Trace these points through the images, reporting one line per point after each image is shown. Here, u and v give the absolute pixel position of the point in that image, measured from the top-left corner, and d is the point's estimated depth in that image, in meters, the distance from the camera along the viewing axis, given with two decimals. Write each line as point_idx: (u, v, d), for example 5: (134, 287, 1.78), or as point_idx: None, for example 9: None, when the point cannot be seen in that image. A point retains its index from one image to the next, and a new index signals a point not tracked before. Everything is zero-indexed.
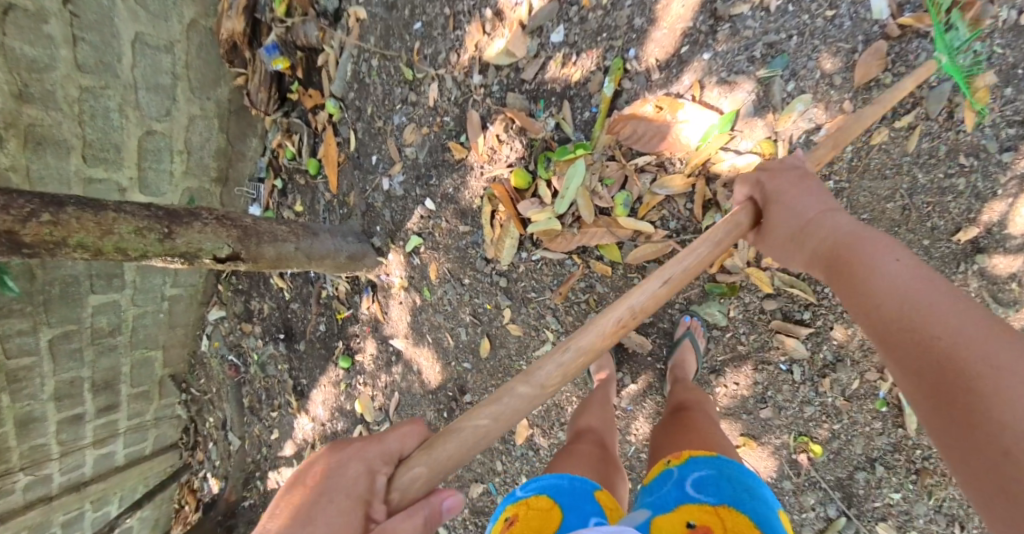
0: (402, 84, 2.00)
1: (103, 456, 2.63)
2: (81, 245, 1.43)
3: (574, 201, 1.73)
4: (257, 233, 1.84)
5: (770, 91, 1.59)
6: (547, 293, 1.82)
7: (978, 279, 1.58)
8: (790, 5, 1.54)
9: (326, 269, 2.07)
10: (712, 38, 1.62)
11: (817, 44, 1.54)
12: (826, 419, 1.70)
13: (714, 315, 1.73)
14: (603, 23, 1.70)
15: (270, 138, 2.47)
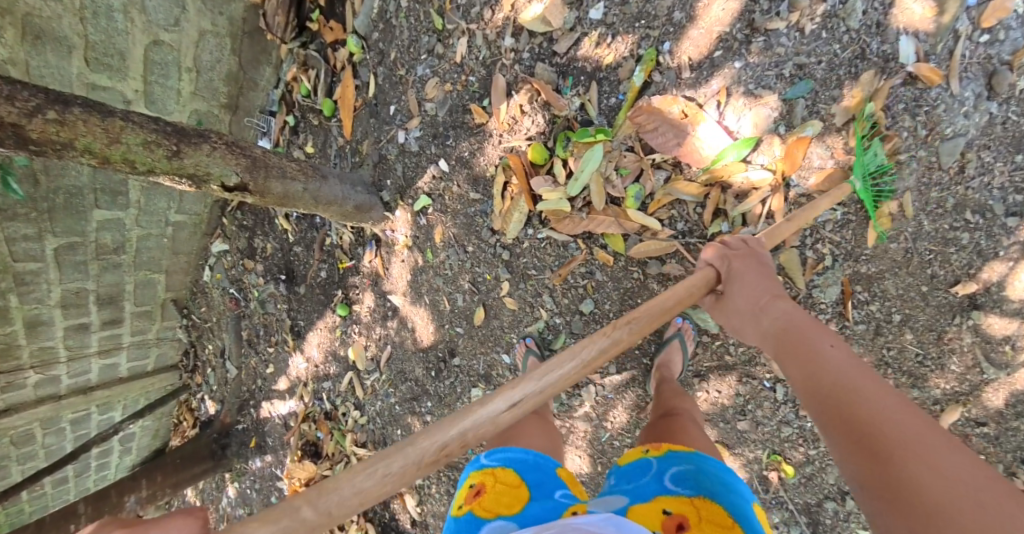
0: (430, 33, 1.93)
1: (107, 366, 2.77)
2: (89, 150, 1.44)
3: (587, 185, 1.72)
4: (265, 166, 1.82)
5: (793, 110, 1.64)
6: (547, 273, 1.82)
7: (972, 335, 1.67)
8: (824, 31, 1.58)
9: (332, 216, 2.07)
10: (746, 48, 1.65)
11: (842, 76, 1.60)
12: (802, 443, 1.73)
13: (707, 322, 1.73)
14: (643, 9, 1.67)
15: (284, 69, 2.43)
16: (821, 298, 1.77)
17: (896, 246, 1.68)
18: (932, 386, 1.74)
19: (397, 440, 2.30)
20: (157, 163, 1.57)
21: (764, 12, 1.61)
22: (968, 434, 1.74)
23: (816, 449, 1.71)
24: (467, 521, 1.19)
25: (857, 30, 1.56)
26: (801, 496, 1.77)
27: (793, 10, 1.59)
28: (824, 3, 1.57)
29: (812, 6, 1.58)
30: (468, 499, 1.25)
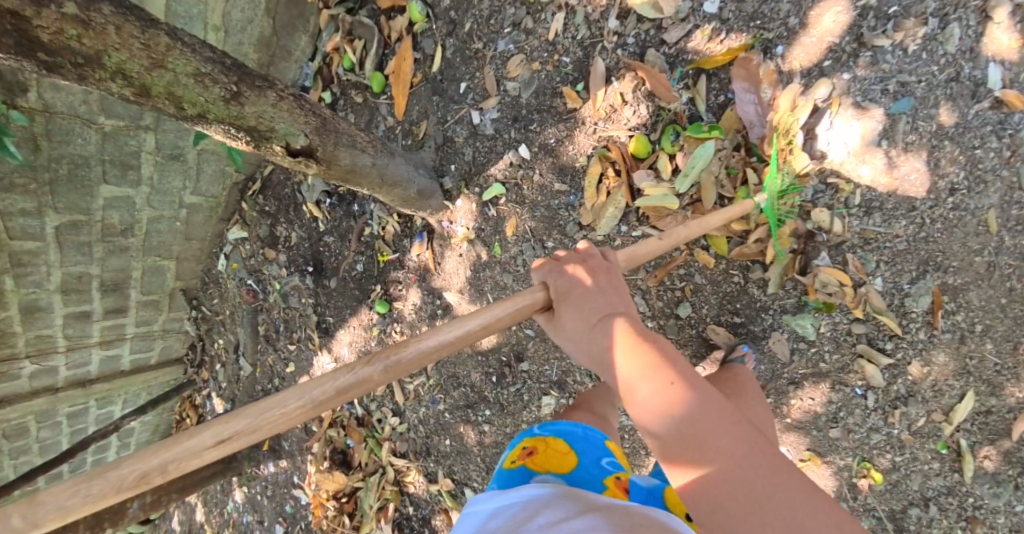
0: (517, 4, 1.81)
1: (109, 358, 2.55)
2: (123, 72, 1.11)
3: (696, 182, 1.68)
4: (335, 131, 1.59)
5: (895, 127, 1.57)
6: (641, 274, 1.73)
7: None
8: (924, 52, 1.52)
9: (395, 200, 1.89)
10: (853, 61, 1.59)
11: (939, 96, 1.52)
12: (889, 450, 1.72)
13: (806, 328, 1.72)
14: (759, 10, 1.63)
15: (324, 38, 2.21)
16: (909, 304, 1.64)
17: (981, 257, 1.56)
18: (1008, 396, 1.59)
19: (443, 451, 2.13)
20: (211, 105, 1.30)
21: (870, 28, 1.56)
22: None
23: (902, 455, 1.71)
24: (517, 473, 1.16)
25: (955, 55, 1.50)
26: (887, 504, 1.76)
27: (899, 30, 1.54)
28: (925, 25, 1.51)
29: (916, 27, 1.52)
30: (520, 457, 1.24)
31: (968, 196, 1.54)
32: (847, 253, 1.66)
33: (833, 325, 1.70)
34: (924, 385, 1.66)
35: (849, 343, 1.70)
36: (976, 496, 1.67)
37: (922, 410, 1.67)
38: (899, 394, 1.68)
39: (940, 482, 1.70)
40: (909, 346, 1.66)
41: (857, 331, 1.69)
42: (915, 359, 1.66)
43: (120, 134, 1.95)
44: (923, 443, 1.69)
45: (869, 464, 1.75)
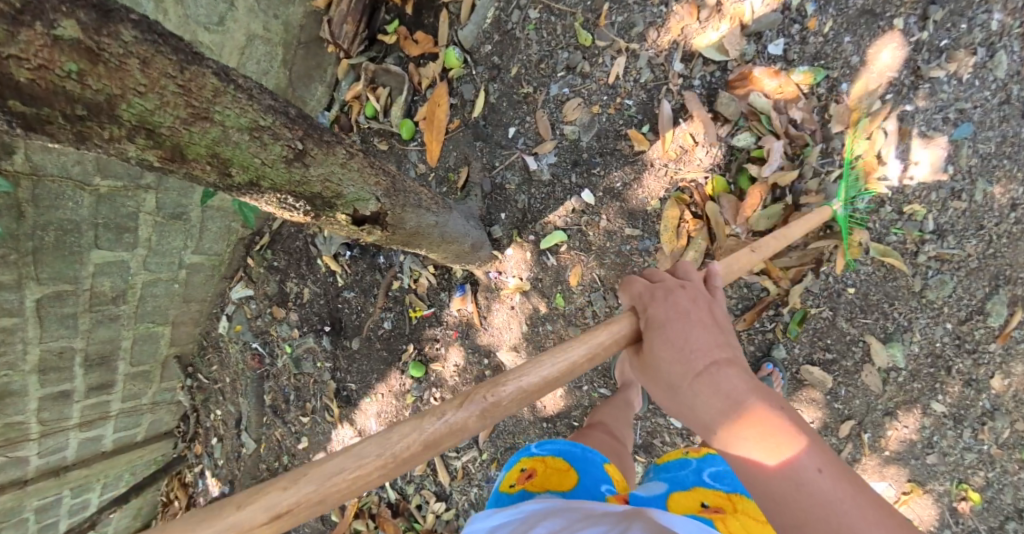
0: (571, 49, 1.77)
1: (88, 439, 2.22)
2: (150, 127, 0.78)
3: (776, 218, 1.65)
4: (405, 192, 1.39)
5: (959, 153, 1.56)
6: (729, 318, 1.72)
7: None
8: (977, 79, 1.53)
9: (449, 256, 1.69)
10: (913, 93, 1.57)
11: (996, 119, 1.53)
12: (981, 467, 1.62)
13: (894, 358, 1.64)
14: (822, 50, 1.61)
15: (342, 88, 2.07)
16: (987, 321, 1.60)
17: None
18: None
19: None
20: (269, 168, 1.00)
21: (925, 61, 1.56)
22: None
23: (994, 471, 1.61)
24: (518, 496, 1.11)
25: (1004, 79, 1.51)
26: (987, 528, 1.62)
27: (952, 61, 1.53)
28: (975, 55, 1.51)
29: (968, 57, 1.52)
30: (517, 480, 1.17)
31: None
32: (923, 276, 1.62)
33: (924, 336, 1.64)
34: (1008, 398, 1.60)
35: (944, 371, 1.63)
36: None
37: (1006, 422, 1.60)
38: (985, 410, 1.61)
39: None
40: (991, 359, 1.61)
41: (942, 351, 1.63)
42: (996, 372, 1.60)
43: (116, 195, 1.69)
44: (1010, 455, 1.59)
45: (965, 486, 1.63)
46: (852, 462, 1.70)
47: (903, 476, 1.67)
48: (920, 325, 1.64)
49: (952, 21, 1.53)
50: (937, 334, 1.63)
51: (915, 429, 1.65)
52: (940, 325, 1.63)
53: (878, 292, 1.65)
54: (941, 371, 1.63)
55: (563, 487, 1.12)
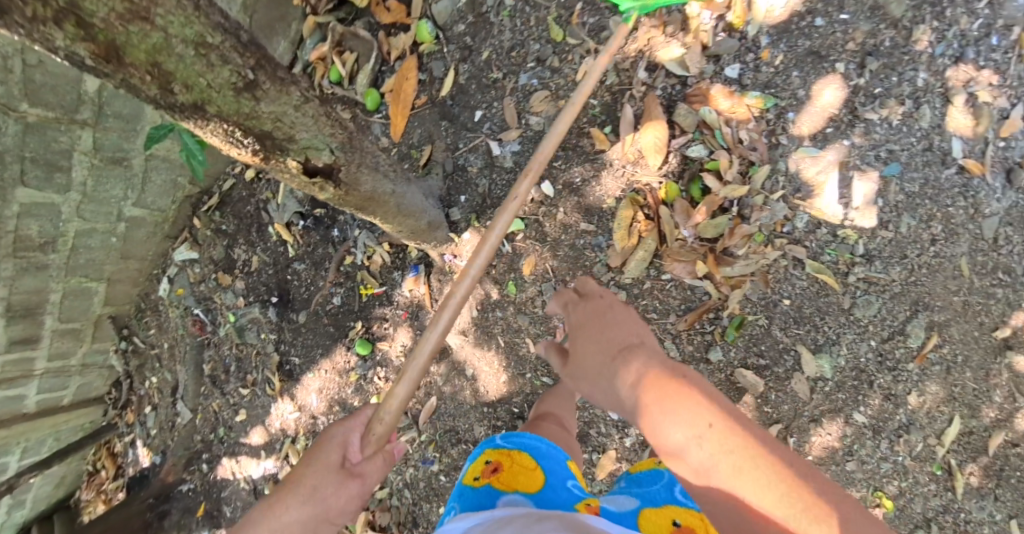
0: (543, 41, 1.82)
1: (9, 399, 2.11)
2: (81, 16, 0.72)
3: (722, 227, 1.71)
4: (362, 151, 1.42)
5: (886, 188, 1.69)
6: (672, 318, 1.73)
7: (1010, 373, 1.67)
8: (906, 123, 1.68)
9: (404, 232, 1.71)
10: (851, 130, 1.70)
11: (918, 161, 1.68)
12: (896, 476, 1.71)
13: (822, 368, 1.72)
14: (772, 79, 1.75)
15: (307, 47, 2.05)
16: (907, 341, 1.70)
17: (959, 296, 1.68)
18: (984, 415, 1.69)
19: (433, 523, 1.89)
20: (215, 93, 0.98)
21: (861, 104, 1.70)
22: (1008, 455, 1.69)
23: (906, 480, 1.70)
24: (485, 491, 1.25)
25: (927, 129, 1.68)
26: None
27: (884, 107, 1.69)
28: (903, 104, 1.68)
29: (896, 105, 1.68)
30: (485, 473, 1.33)
31: (946, 246, 1.68)
32: (852, 296, 1.72)
33: (851, 350, 1.73)
34: (922, 413, 1.71)
35: (866, 385, 1.72)
36: (967, 512, 1.69)
37: (920, 436, 1.70)
38: (901, 423, 1.71)
39: (938, 502, 1.70)
40: (907, 379, 1.71)
41: (865, 365, 1.72)
42: (912, 390, 1.71)
43: (46, 126, 1.59)
44: (921, 467, 1.70)
45: (882, 495, 1.71)
46: None
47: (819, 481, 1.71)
48: (848, 338, 1.73)
49: (886, 73, 1.68)
50: (862, 350, 1.73)
51: (839, 437, 1.71)
52: (864, 342, 1.73)
53: (811, 306, 1.73)
54: (864, 384, 1.72)
55: (528, 488, 1.25)
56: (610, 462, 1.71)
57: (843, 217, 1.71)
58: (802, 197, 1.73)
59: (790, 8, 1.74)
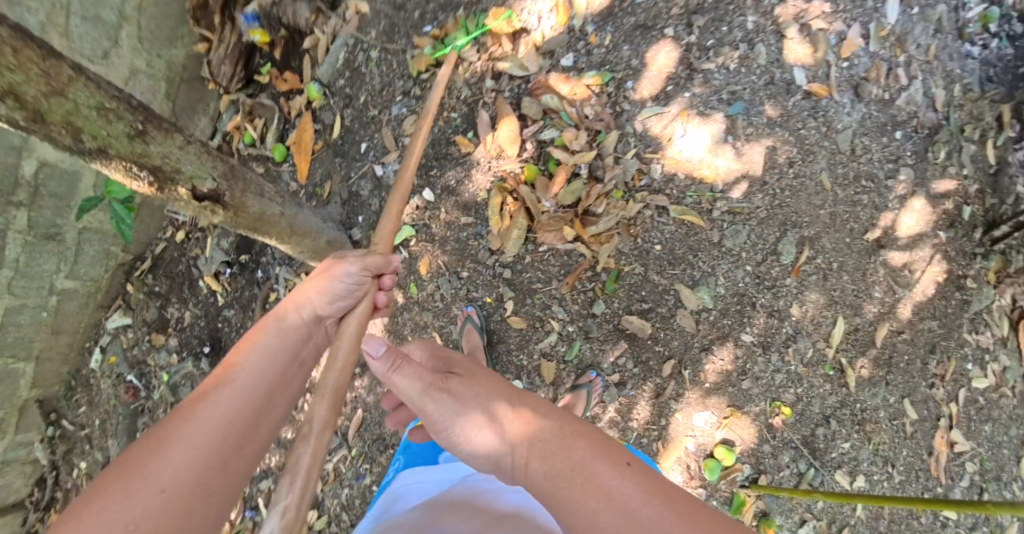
0: (405, 77, 2.01)
1: None
2: (14, 94, 0.92)
3: (580, 192, 1.84)
4: (243, 179, 1.48)
5: (735, 125, 1.93)
6: (554, 283, 1.85)
7: (884, 268, 1.93)
8: (742, 67, 1.95)
9: (304, 250, 1.77)
10: (690, 82, 1.92)
11: (762, 96, 1.96)
12: (791, 384, 1.83)
13: (704, 300, 1.84)
14: (605, 58, 1.94)
15: (224, 119, 2.22)
16: (781, 259, 1.89)
17: (825, 210, 1.97)
18: (866, 311, 1.88)
19: None
20: (115, 140, 1.12)
21: (696, 58, 1.94)
22: (895, 343, 1.88)
23: (801, 386, 1.83)
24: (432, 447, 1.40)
25: (766, 65, 1.96)
26: (802, 438, 1.83)
27: (719, 55, 1.94)
28: (738, 49, 1.95)
29: (731, 52, 1.94)
30: None
31: (803, 165, 1.97)
32: (720, 229, 1.89)
33: (728, 279, 1.86)
34: (806, 321, 1.85)
35: (750, 308, 1.84)
36: (863, 402, 1.84)
37: (808, 343, 1.84)
38: (788, 335, 1.84)
39: (834, 399, 1.84)
40: (787, 292, 1.87)
41: (744, 289, 1.86)
42: (793, 302, 1.86)
43: None
44: (816, 371, 1.83)
45: (784, 408, 1.83)
46: (677, 397, 1.81)
47: (724, 403, 1.80)
48: (724, 268, 1.86)
49: (715, 27, 1.94)
50: (734, 278, 1.86)
51: (730, 359, 1.81)
52: (738, 268, 1.87)
53: (683, 246, 1.86)
54: (747, 306, 1.85)
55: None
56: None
57: (704, 158, 1.90)
58: (654, 151, 1.89)
59: None
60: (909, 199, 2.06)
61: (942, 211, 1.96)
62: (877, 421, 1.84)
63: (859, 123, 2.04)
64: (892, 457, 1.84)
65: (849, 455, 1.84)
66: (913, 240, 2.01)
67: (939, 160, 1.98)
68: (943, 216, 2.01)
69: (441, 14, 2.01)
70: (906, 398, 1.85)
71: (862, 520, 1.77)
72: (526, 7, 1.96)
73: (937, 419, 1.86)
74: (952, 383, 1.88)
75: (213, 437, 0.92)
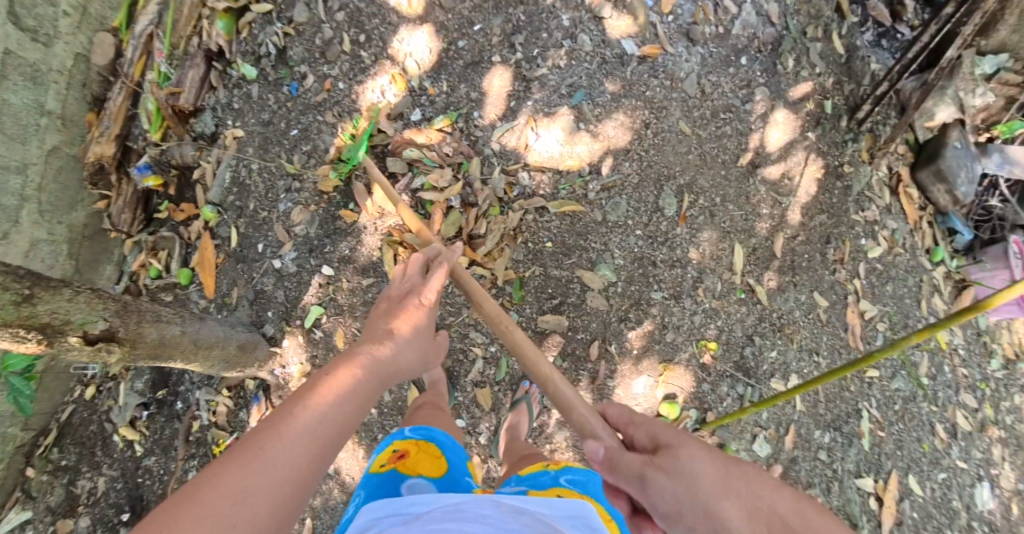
0: (285, 177, 2.04)
1: None
2: None
3: (459, 221, 1.97)
4: (138, 310, 1.46)
5: (582, 111, 2.04)
6: (465, 311, 1.88)
7: (765, 187, 2.13)
8: (574, 60, 2.07)
9: (215, 362, 1.71)
10: (529, 91, 2.04)
11: (599, 76, 2.06)
12: (711, 320, 2.01)
13: (607, 275, 1.98)
14: (449, 101, 2.05)
15: (129, 261, 2.21)
16: (665, 213, 2.03)
17: (692, 154, 2.08)
18: (760, 230, 2.11)
19: None
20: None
21: (527, 68, 2.06)
22: (793, 249, 2.13)
23: (720, 318, 2.02)
24: (389, 475, 1.17)
25: (593, 49, 2.08)
26: (735, 364, 2.01)
27: (547, 59, 2.06)
28: (564, 46, 2.07)
29: (557, 51, 2.06)
30: (389, 459, 1.24)
31: (660, 123, 2.07)
32: (601, 208, 2.00)
33: (624, 249, 2.00)
34: (705, 262, 2.03)
35: (654, 262, 2.01)
36: (778, 309, 2.07)
37: (715, 279, 2.03)
38: (693, 277, 2.01)
39: (753, 317, 2.05)
40: (681, 240, 2.03)
41: (641, 253, 2.00)
42: (690, 247, 2.03)
43: None
44: (728, 299, 2.03)
45: (710, 342, 2.01)
46: (612, 374, 1.95)
47: (656, 360, 1.97)
48: (612, 241, 2.00)
49: (536, 36, 2.07)
50: (626, 247, 2.00)
51: (647, 321, 1.97)
52: (628, 238, 2.00)
53: (572, 235, 1.98)
54: (649, 268, 2.00)
55: (431, 474, 1.21)
56: (479, 468, 1.86)
57: (564, 151, 2.02)
58: (517, 162, 2.01)
59: (435, 52, 2.07)
60: (770, 115, 2.17)
61: (802, 115, 2.22)
62: (795, 322, 2.08)
63: (702, 64, 2.13)
64: (816, 346, 2.10)
65: (779, 361, 2.04)
66: (783, 150, 2.17)
67: (789, 69, 2.22)
68: (803, 118, 2.22)
69: (303, 116, 2.07)
70: (816, 292, 2.13)
71: (803, 410, 2.04)
72: (368, 87, 2.06)
73: (846, 298, 2.17)
74: (852, 261, 2.20)
75: (324, 427, 0.87)
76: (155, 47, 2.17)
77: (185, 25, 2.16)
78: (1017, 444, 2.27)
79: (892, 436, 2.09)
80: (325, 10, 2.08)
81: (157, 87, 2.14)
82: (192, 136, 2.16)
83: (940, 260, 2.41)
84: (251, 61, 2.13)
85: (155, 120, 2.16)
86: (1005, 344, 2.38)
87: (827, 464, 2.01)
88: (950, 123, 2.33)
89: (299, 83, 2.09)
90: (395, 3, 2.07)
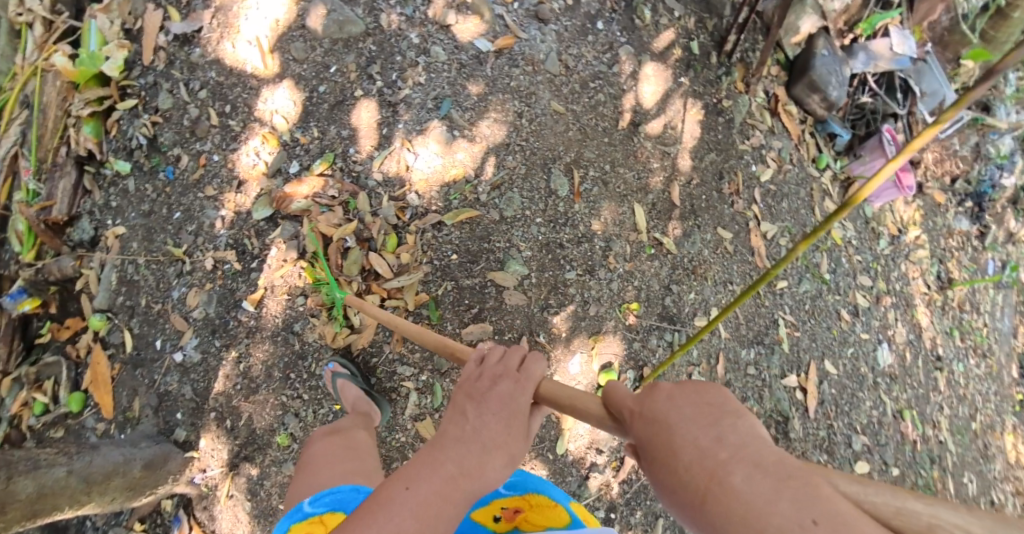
0: (172, 262, 1.95)
1: None
2: None
3: (358, 259, 1.95)
4: (7, 463, 1.40)
5: (453, 119, 2.03)
6: (385, 347, 1.96)
7: (650, 141, 2.17)
8: (431, 74, 2.05)
9: (115, 496, 1.67)
10: (397, 114, 2.02)
11: (462, 80, 2.05)
12: (627, 283, 2.06)
13: (518, 270, 1.99)
14: (322, 144, 2.01)
15: (8, 402, 1.95)
16: (560, 195, 2.05)
17: (572, 131, 2.09)
18: (654, 185, 2.15)
19: None
20: None
21: (389, 91, 2.03)
22: (691, 193, 2.19)
23: (635, 278, 2.07)
24: None
25: (449, 56, 2.06)
26: (658, 315, 2.08)
27: (407, 77, 2.04)
28: (420, 61, 2.05)
29: (414, 67, 2.04)
30: None
31: (531, 109, 2.07)
32: (495, 207, 2.00)
33: (528, 240, 2.01)
34: (609, 230, 2.07)
35: (558, 243, 2.03)
36: (686, 252, 2.14)
37: (623, 242, 2.08)
38: (603, 246, 2.06)
39: (664, 267, 2.11)
40: (583, 217, 2.05)
41: (548, 240, 2.02)
42: (592, 220, 2.06)
43: None
44: (640, 259, 2.09)
45: (631, 304, 2.06)
46: None
47: (585, 337, 2.00)
48: (516, 241, 2.00)
49: (392, 58, 2.04)
50: (529, 238, 2.01)
51: (568, 302, 2.01)
52: (530, 228, 2.02)
53: (474, 242, 1.98)
54: (557, 252, 2.02)
55: None
56: None
57: (447, 164, 2.01)
58: (401, 187, 2.00)
59: (299, 103, 2.02)
60: (639, 71, 2.20)
61: (670, 64, 2.24)
62: (704, 260, 2.16)
63: (558, 41, 2.13)
64: (729, 277, 2.17)
65: (699, 300, 2.13)
66: (660, 102, 2.20)
67: (646, 22, 2.24)
68: (672, 66, 2.25)
69: (184, 197, 1.98)
70: (718, 227, 2.20)
71: (728, 335, 2.07)
72: (242, 151, 1.99)
73: (747, 224, 2.25)
74: (746, 190, 2.27)
75: (510, 428, 0.88)
76: (22, 167, 2.09)
77: (51, 138, 2.08)
78: (906, 303, 2.36)
79: (807, 331, 2.16)
80: (187, 93, 2.02)
81: (26, 205, 2.02)
82: (70, 246, 2.02)
83: (825, 165, 2.48)
84: (124, 155, 2.03)
85: (26, 240, 2.03)
86: (888, 223, 2.39)
87: (756, 376, 2.06)
88: (815, 33, 2.40)
89: (175, 165, 2.00)
90: (252, 68, 2.02)
